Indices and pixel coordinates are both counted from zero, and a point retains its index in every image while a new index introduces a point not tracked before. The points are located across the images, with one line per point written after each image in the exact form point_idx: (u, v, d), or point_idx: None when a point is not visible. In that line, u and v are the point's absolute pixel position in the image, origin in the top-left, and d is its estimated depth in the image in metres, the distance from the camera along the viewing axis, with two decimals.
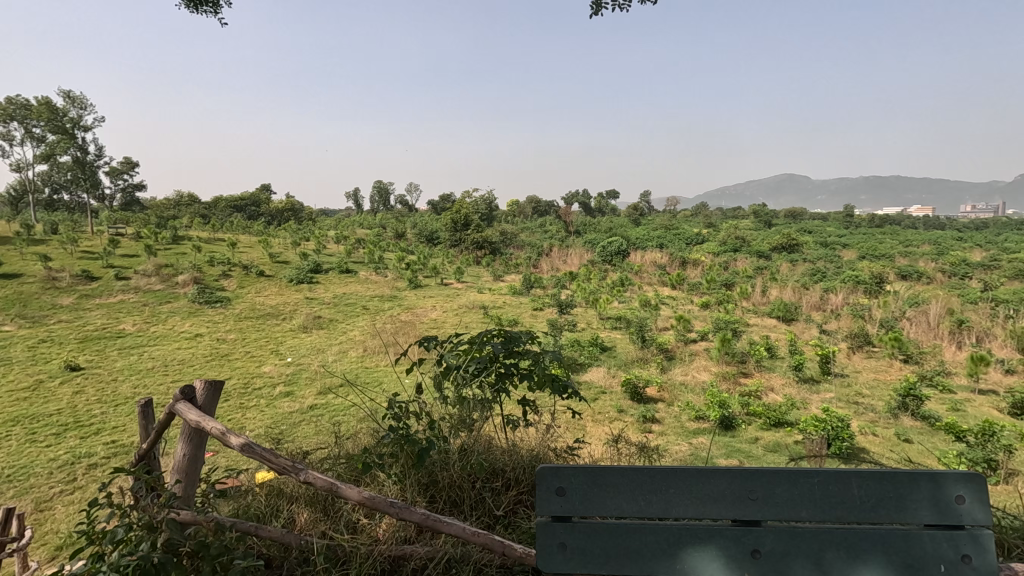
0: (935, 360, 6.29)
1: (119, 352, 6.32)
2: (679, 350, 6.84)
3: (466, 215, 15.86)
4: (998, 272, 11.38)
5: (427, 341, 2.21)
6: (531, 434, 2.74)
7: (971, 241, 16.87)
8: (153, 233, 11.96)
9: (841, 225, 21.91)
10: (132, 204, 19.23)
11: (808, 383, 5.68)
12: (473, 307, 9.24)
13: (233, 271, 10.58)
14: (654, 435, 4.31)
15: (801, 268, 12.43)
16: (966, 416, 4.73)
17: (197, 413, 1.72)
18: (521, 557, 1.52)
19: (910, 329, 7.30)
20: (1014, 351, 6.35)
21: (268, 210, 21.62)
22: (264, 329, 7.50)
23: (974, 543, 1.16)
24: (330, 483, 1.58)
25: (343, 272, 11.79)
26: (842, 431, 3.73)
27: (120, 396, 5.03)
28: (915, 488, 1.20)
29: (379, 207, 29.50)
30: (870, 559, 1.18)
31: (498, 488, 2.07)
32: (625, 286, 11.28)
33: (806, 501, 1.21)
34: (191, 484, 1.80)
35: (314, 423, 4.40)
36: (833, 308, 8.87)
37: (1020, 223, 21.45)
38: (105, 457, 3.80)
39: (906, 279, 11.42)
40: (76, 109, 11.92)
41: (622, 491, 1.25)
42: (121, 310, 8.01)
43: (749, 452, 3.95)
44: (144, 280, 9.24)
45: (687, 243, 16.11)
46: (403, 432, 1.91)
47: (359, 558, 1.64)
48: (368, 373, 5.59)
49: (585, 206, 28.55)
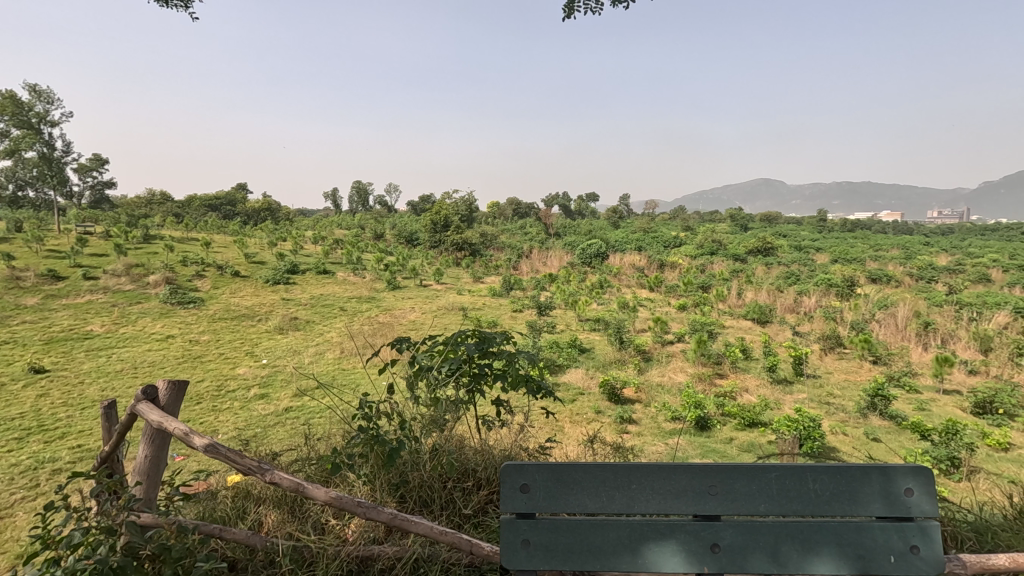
0: (902, 360, 6.47)
1: (86, 354, 6.15)
2: (656, 351, 6.95)
3: (445, 216, 15.85)
4: (963, 275, 11.80)
5: (399, 342, 2.18)
6: (505, 435, 2.73)
7: (937, 245, 17.54)
8: (124, 233, 11.69)
9: (815, 229, 22.50)
10: (101, 202, 18.68)
11: (782, 383, 5.81)
12: (453, 308, 9.21)
13: (207, 271, 10.40)
14: (631, 435, 4.36)
15: (776, 271, 12.68)
16: (931, 416, 4.88)
17: (159, 413, 1.69)
18: (488, 555, 1.52)
19: (880, 331, 7.51)
20: (977, 351, 6.59)
21: (244, 210, 21.26)
22: (239, 330, 7.39)
23: (922, 534, 1.21)
24: (296, 483, 1.56)
25: (320, 272, 11.70)
26: (813, 431, 3.81)
27: (86, 400, 4.89)
28: (867, 482, 1.23)
29: (358, 207, 29.26)
30: (823, 551, 1.23)
31: (469, 488, 2.06)
32: (605, 288, 11.43)
33: (764, 496, 1.24)
34: (153, 486, 1.75)
35: (289, 426, 4.34)
36: (806, 310, 9.09)
37: (983, 228, 22.35)
38: (70, 463, 3.68)
39: (876, 281, 11.79)
40: (42, 103, 11.57)
41: (585, 487, 1.26)
42: (88, 311, 7.78)
43: (723, 453, 4.02)
44: (113, 280, 9.02)
45: (665, 246, 16.31)
46: (373, 432, 1.90)
47: (326, 559, 1.63)
48: (345, 376, 5.55)
49: (566, 207, 28.64)
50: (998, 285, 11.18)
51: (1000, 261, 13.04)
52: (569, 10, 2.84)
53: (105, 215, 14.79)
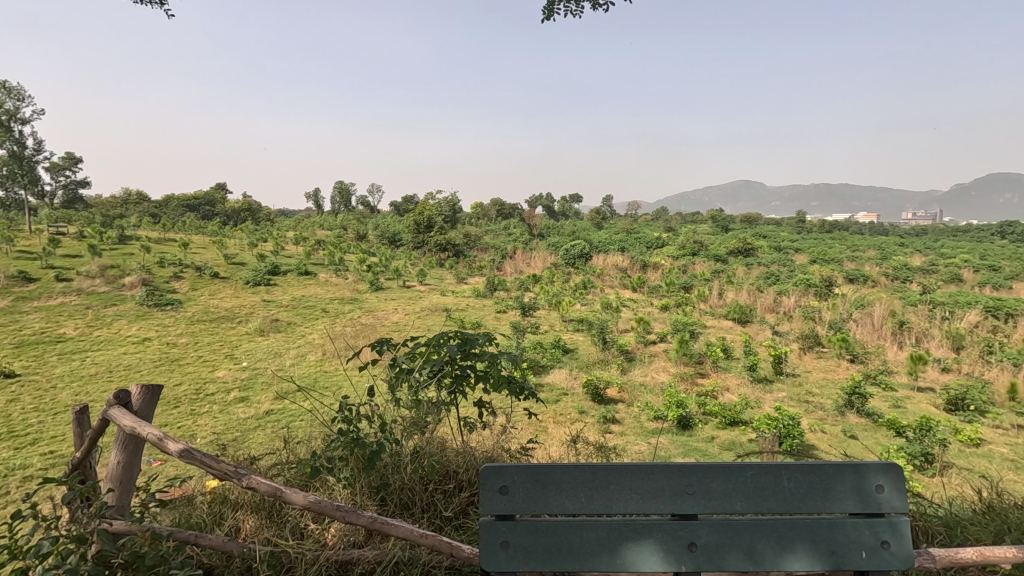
0: (878, 359, 6.61)
1: (59, 357, 6.00)
2: (639, 351, 7.01)
3: (429, 216, 15.78)
4: (937, 275, 12.07)
5: (379, 343, 2.15)
6: (486, 436, 2.73)
7: (911, 244, 17.98)
8: (98, 233, 11.44)
9: (794, 231, 22.90)
10: (75, 202, 18.26)
11: (762, 382, 5.88)
12: (436, 309, 9.18)
13: (186, 272, 10.23)
14: (614, 435, 4.38)
15: (757, 271, 12.86)
16: (906, 412, 5.01)
17: (132, 419, 1.66)
18: (469, 557, 1.52)
19: (857, 330, 7.65)
20: (949, 350, 6.76)
21: (223, 210, 20.91)
22: (218, 332, 7.28)
23: (893, 529, 1.24)
24: (274, 487, 1.55)
25: (302, 273, 11.57)
26: (793, 429, 3.88)
27: (59, 404, 4.78)
28: (839, 479, 1.26)
29: (340, 207, 28.99)
30: (799, 549, 1.24)
31: (451, 490, 2.06)
32: (588, 289, 11.49)
33: (740, 494, 1.26)
34: (126, 492, 1.72)
35: (269, 429, 4.28)
36: (786, 310, 9.25)
37: (954, 229, 22.98)
38: (42, 470, 3.59)
39: (853, 281, 12.04)
40: (12, 101, 11.25)
41: (565, 488, 1.27)
42: (61, 313, 7.60)
43: (705, 451, 4.07)
44: (87, 282, 8.81)
45: (648, 246, 16.43)
46: (353, 435, 1.88)
47: (305, 564, 1.61)
48: (327, 378, 5.49)
49: (550, 207, 28.72)
50: (969, 284, 11.49)
51: (972, 261, 13.39)
52: (549, 12, 2.86)
53: (79, 215, 14.47)
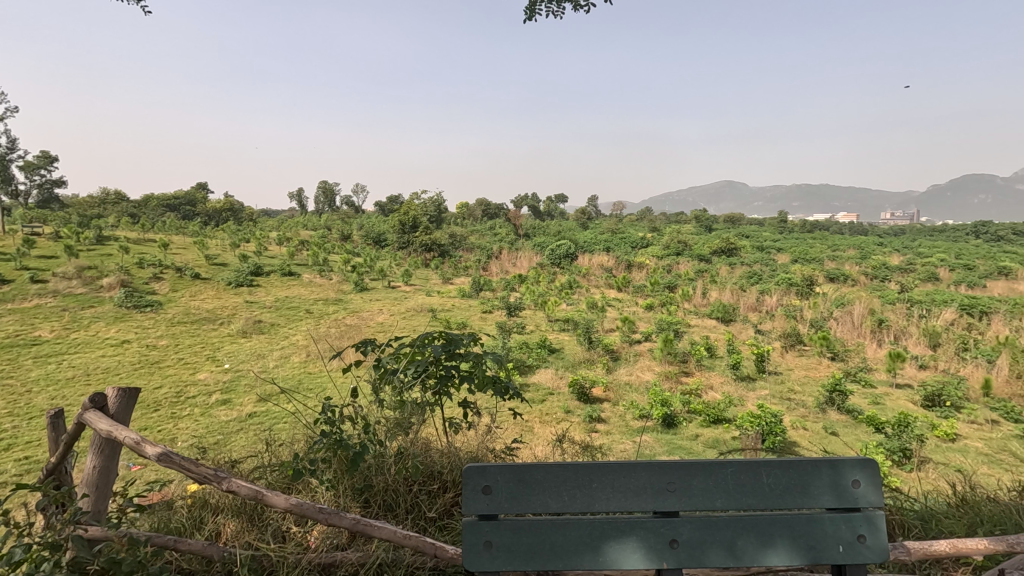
0: (858, 357, 6.75)
1: (34, 361, 5.86)
2: (624, 351, 7.05)
3: (414, 217, 15.69)
4: (916, 274, 12.30)
5: (364, 344, 2.13)
6: (472, 437, 2.72)
7: (889, 245, 18.33)
8: (74, 234, 11.20)
9: (776, 230, 23.21)
10: (51, 202, 17.84)
11: (744, 381, 5.95)
12: (422, 310, 9.14)
13: (166, 273, 10.06)
14: (599, 434, 4.40)
15: (739, 271, 13.00)
16: (884, 408, 5.12)
17: (108, 422, 1.63)
18: (453, 557, 1.52)
19: (838, 328, 7.75)
20: (926, 347, 6.91)
21: (204, 210, 20.59)
22: (200, 334, 7.17)
23: (869, 524, 1.27)
24: (255, 491, 1.53)
25: (285, 274, 11.44)
26: (775, 426, 3.93)
27: (35, 409, 4.67)
28: (817, 475, 1.28)
29: (324, 207, 28.72)
30: (777, 544, 1.26)
31: (435, 491, 2.04)
32: (574, 289, 11.53)
33: (720, 491, 1.28)
34: (101, 498, 1.68)
35: (252, 432, 4.23)
36: (768, 309, 9.37)
37: (931, 229, 23.44)
38: (16, 476, 3.51)
39: (833, 280, 12.24)
40: None
41: (547, 487, 1.27)
42: (36, 316, 7.42)
43: (689, 449, 4.10)
44: (63, 283, 8.62)
45: (633, 246, 16.53)
46: (336, 436, 1.87)
47: (286, 567, 1.60)
48: (312, 380, 5.44)
49: (535, 207, 28.74)
50: (945, 283, 11.73)
51: (948, 260, 13.66)
52: (531, 13, 2.86)
53: (55, 215, 14.14)
